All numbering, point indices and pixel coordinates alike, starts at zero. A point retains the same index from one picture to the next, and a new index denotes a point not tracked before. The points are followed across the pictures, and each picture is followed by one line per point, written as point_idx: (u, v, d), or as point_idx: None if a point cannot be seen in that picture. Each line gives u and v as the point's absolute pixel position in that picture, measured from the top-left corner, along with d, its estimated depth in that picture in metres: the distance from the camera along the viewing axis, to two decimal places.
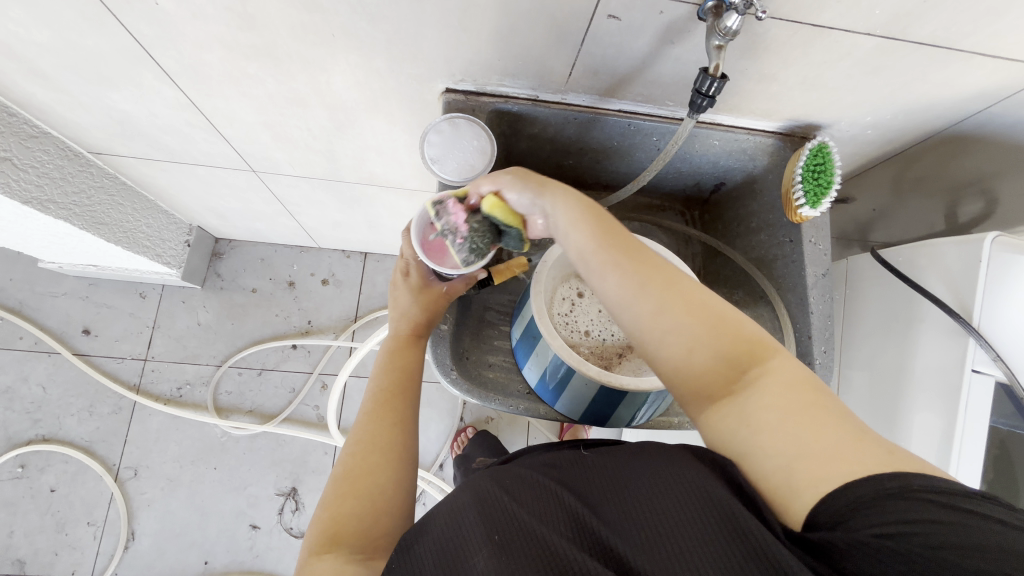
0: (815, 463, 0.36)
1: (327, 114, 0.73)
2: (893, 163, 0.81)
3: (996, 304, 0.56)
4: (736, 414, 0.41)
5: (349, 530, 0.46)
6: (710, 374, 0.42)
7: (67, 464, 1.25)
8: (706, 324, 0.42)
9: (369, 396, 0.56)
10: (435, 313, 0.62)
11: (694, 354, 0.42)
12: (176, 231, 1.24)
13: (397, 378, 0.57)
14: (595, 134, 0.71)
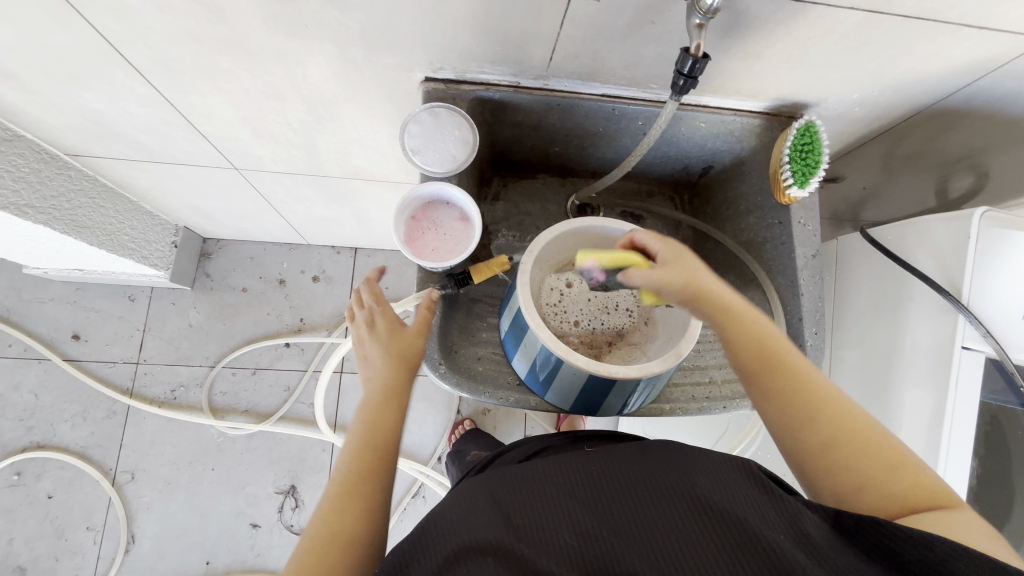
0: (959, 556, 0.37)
1: (306, 107, 0.71)
2: (881, 141, 0.80)
3: (986, 280, 0.55)
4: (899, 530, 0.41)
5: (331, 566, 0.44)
6: (881, 499, 0.43)
7: (63, 470, 1.25)
8: (876, 458, 0.44)
9: (347, 443, 0.53)
10: (408, 371, 0.57)
11: (866, 485, 0.44)
12: (162, 231, 1.22)
13: (370, 438, 0.52)
14: (580, 120, 0.70)
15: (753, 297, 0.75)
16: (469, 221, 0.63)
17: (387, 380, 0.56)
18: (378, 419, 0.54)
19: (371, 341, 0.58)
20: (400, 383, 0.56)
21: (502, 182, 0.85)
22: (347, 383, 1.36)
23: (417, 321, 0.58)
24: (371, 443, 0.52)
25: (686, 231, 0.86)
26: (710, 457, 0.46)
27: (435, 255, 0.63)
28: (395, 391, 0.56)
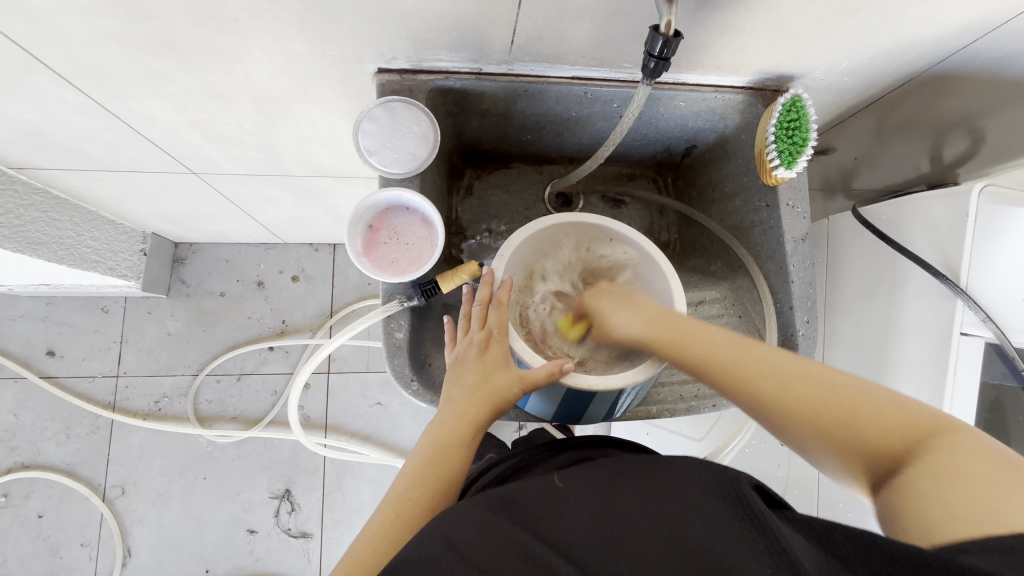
0: (963, 506, 0.33)
1: (255, 107, 0.66)
2: (873, 109, 0.75)
3: (986, 261, 0.52)
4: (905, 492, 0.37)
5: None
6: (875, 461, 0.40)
7: (51, 489, 1.22)
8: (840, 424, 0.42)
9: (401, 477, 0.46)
10: (499, 413, 0.50)
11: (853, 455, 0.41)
12: (129, 240, 1.17)
13: (440, 472, 0.46)
14: (550, 106, 0.65)
15: (742, 284, 0.72)
16: (431, 229, 0.59)
17: (465, 419, 0.48)
18: (447, 459, 0.46)
19: (477, 365, 0.51)
20: (477, 430, 0.48)
21: (475, 174, 0.80)
22: (336, 383, 1.32)
23: (546, 369, 0.50)
24: (437, 486, 0.45)
25: (671, 216, 0.83)
26: (694, 469, 0.43)
27: (397, 268, 0.58)
28: (472, 433, 0.48)
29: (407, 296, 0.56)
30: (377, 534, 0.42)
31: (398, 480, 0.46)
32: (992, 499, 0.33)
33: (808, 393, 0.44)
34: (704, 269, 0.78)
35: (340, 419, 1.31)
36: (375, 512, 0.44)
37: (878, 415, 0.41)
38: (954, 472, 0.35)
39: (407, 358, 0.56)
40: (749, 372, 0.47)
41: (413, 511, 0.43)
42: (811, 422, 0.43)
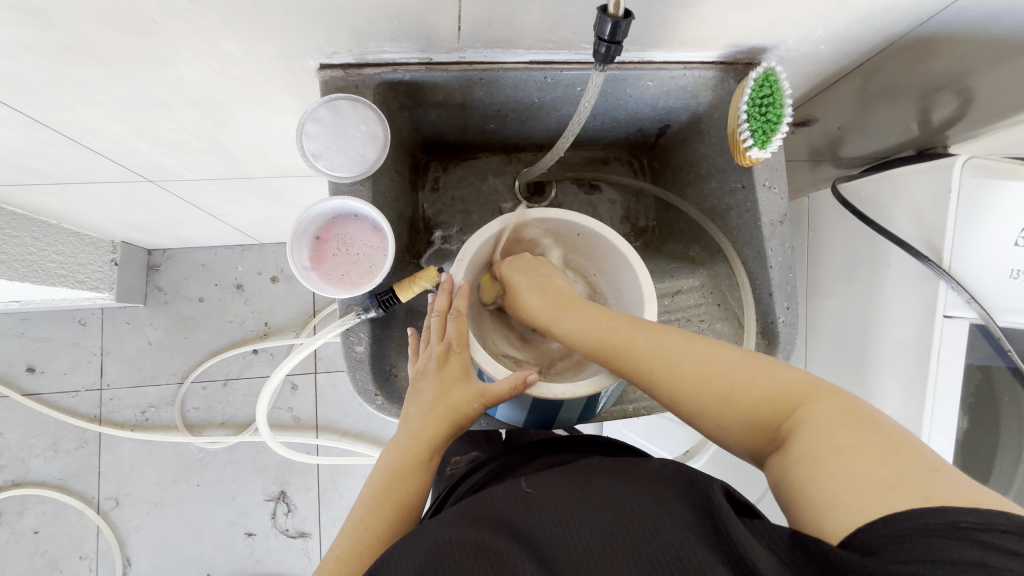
0: (853, 492, 0.34)
1: (198, 110, 0.62)
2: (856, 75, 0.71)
3: (968, 237, 0.50)
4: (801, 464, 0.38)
5: None
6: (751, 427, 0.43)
7: (45, 504, 1.22)
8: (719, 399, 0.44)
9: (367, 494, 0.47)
10: (459, 429, 0.51)
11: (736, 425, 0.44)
12: (97, 251, 1.13)
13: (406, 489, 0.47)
14: (509, 93, 0.62)
15: (721, 270, 0.70)
16: (382, 236, 0.56)
17: (424, 440, 0.49)
18: (404, 482, 0.47)
19: (435, 382, 0.51)
20: (435, 449, 0.49)
21: (441, 167, 0.77)
22: (324, 383, 1.30)
23: (509, 382, 0.51)
24: (397, 510, 0.46)
25: (648, 200, 0.80)
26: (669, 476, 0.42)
27: (348, 281, 0.55)
28: (434, 447, 0.49)
29: (365, 307, 0.54)
30: (334, 567, 0.41)
31: (355, 509, 0.46)
32: (886, 478, 0.34)
33: (707, 377, 0.45)
34: (683, 255, 0.75)
35: (330, 418, 1.29)
36: (332, 544, 0.44)
37: (755, 386, 0.43)
38: (844, 447, 0.36)
39: (370, 372, 0.54)
40: (647, 358, 0.48)
41: (372, 539, 0.44)
42: (705, 400, 0.45)
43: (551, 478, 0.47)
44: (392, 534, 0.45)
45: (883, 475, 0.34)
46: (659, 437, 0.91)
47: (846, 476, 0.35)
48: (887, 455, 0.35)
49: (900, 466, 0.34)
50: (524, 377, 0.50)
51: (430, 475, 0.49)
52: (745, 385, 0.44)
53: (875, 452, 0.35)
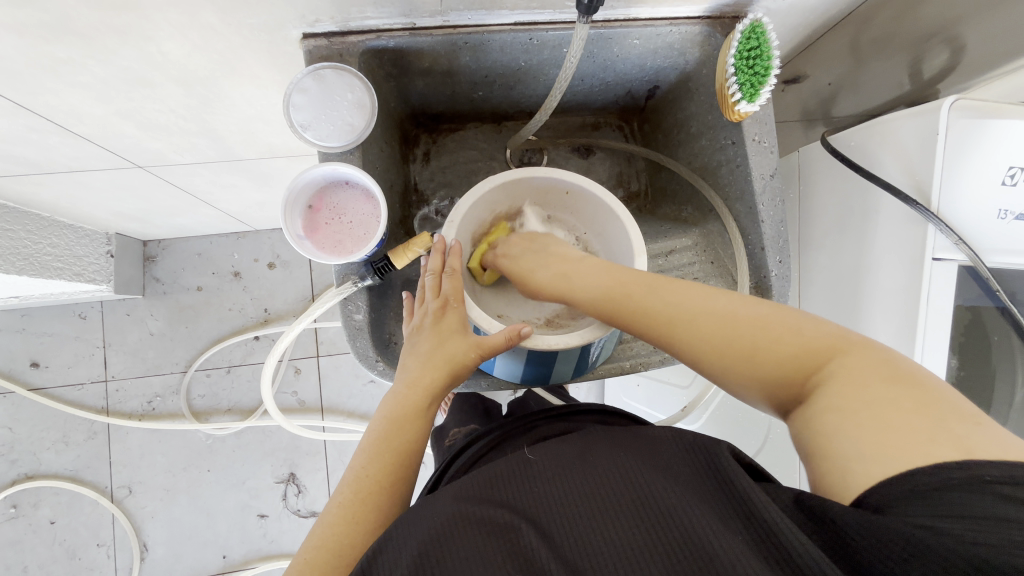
0: (889, 441, 0.34)
1: (184, 88, 0.62)
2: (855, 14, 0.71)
3: (957, 178, 0.50)
4: (823, 418, 0.38)
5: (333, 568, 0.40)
6: (776, 383, 0.42)
7: (59, 495, 1.24)
8: (739, 356, 0.44)
9: (369, 443, 0.48)
10: (456, 379, 0.52)
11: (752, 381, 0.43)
12: (92, 243, 1.13)
13: (408, 445, 0.48)
14: (495, 57, 0.61)
15: (713, 229, 0.70)
16: (374, 203, 0.57)
17: (424, 387, 0.50)
18: (405, 431, 0.48)
19: (432, 334, 0.52)
20: (434, 398, 0.50)
21: (432, 139, 0.76)
22: (327, 366, 1.31)
23: (505, 335, 0.52)
24: (396, 459, 0.47)
25: (639, 163, 0.80)
26: (677, 438, 0.44)
27: (343, 247, 0.56)
28: (434, 402, 0.50)
29: (361, 275, 0.55)
30: (339, 514, 0.43)
31: (356, 458, 0.47)
32: (909, 425, 0.34)
33: (713, 328, 0.45)
34: (675, 217, 0.75)
35: (336, 400, 1.31)
36: (334, 494, 0.45)
37: (780, 341, 0.43)
38: (875, 405, 0.36)
39: (370, 339, 0.55)
40: (661, 316, 0.48)
41: (374, 484, 0.45)
42: (722, 357, 0.45)
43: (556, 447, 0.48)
44: (392, 481, 0.46)
45: (912, 424, 0.34)
46: (658, 400, 0.93)
47: (873, 431, 0.35)
48: (914, 405, 0.35)
49: (924, 413, 0.34)
50: (519, 328, 0.52)
51: (429, 424, 0.50)
52: (747, 329, 0.44)
53: (897, 402, 0.35)
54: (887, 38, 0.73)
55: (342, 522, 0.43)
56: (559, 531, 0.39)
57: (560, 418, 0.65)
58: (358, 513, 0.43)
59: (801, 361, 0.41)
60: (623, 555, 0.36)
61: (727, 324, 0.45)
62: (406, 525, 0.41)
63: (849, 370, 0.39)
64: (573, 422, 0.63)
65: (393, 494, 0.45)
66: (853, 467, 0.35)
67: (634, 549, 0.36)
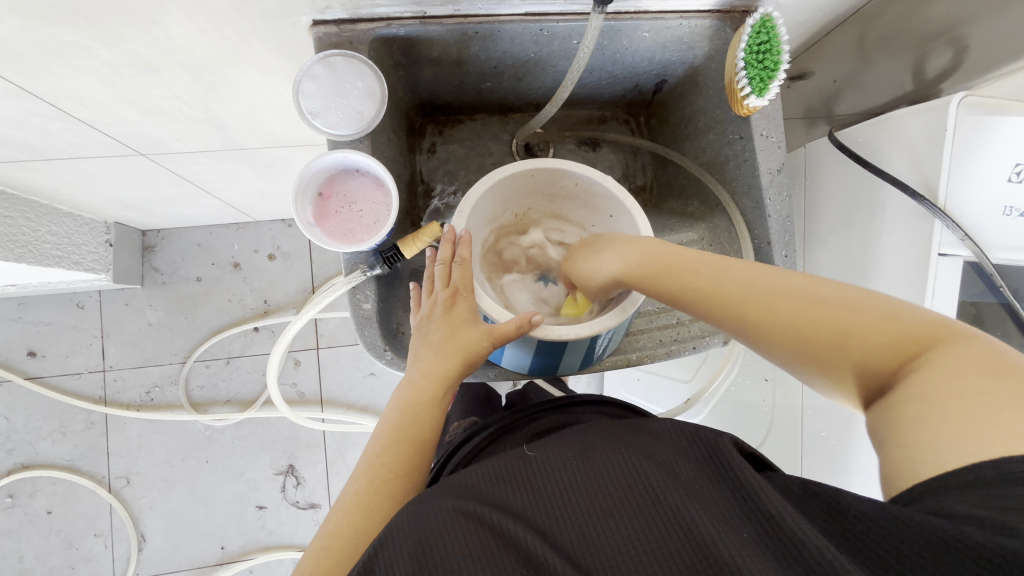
0: (973, 432, 0.32)
1: (190, 74, 0.61)
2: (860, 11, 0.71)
3: (964, 175, 0.50)
4: (908, 404, 0.36)
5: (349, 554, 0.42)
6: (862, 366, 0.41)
7: (56, 485, 1.24)
8: (815, 341, 0.43)
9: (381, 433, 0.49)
10: (469, 367, 0.52)
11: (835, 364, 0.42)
12: (91, 231, 1.12)
13: (419, 434, 0.49)
14: (505, 47, 0.61)
15: (719, 223, 0.70)
16: (385, 191, 0.57)
17: (437, 375, 0.51)
18: (417, 420, 0.49)
19: (443, 323, 0.53)
20: (447, 386, 0.51)
21: (438, 130, 0.76)
22: (326, 358, 1.31)
23: (515, 322, 0.52)
24: (408, 448, 0.48)
25: (645, 157, 0.80)
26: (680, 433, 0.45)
27: (354, 235, 0.57)
28: (445, 390, 0.51)
29: (370, 264, 0.55)
30: (352, 503, 0.45)
31: (370, 446, 0.49)
32: (999, 418, 0.32)
33: (793, 312, 0.44)
34: (681, 212, 0.75)
35: (335, 393, 1.30)
36: (349, 481, 0.47)
37: (868, 326, 0.41)
38: (959, 395, 0.34)
39: (378, 328, 0.56)
40: (734, 295, 0.47)
41: (387, 473, 0.46)
42: (798, 338, 0.43)
43: (556, 441, 0.48)
44: (404, 469, 0.47)
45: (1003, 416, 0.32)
46: (659, 395, 0.93)
47: (958, 421, 0.33)
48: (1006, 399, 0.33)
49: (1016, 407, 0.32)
50: (529, 316, 0.52)
51: (441, 412, 0.51)
52: (828, 314, 0.42)
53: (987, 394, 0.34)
54: (892, 36, 0.73)
55: (356, 511, 0.44)
56: (566, 527, 0.39)
57: (567, 408, 0.65)
58: (370, 502, 0.45)
59: (889, 348, 0.40)
60: (626, 552, 0.37)
61: (810, 308, 0.43)
62: (406, 519, 0.41)
63: (946, 360, 0.37)
64: (579, 412, 0.63)
65: (405, 482, 0.47)
66: (931, 457, 0.34)
67: (636, 549, 0.37)
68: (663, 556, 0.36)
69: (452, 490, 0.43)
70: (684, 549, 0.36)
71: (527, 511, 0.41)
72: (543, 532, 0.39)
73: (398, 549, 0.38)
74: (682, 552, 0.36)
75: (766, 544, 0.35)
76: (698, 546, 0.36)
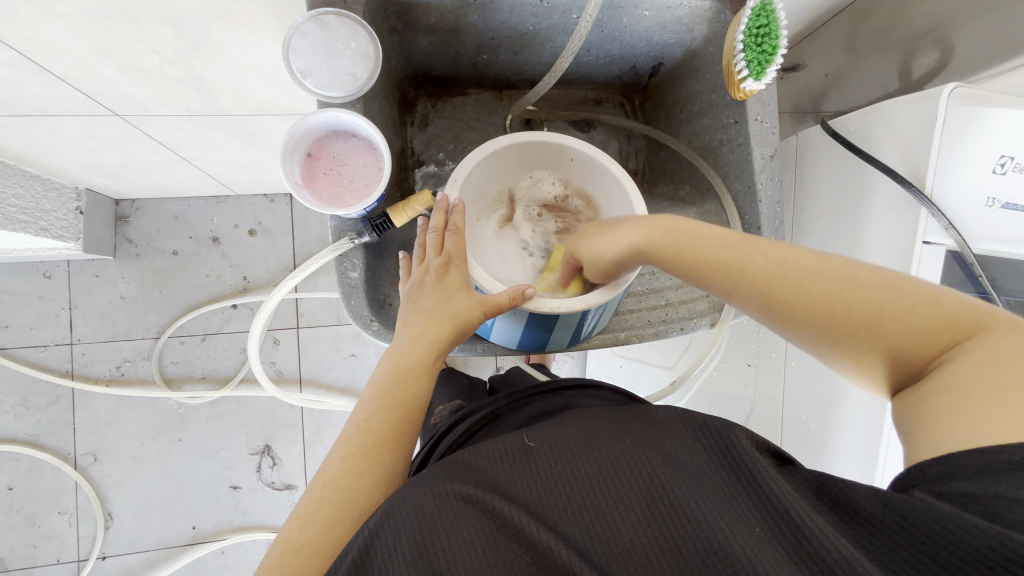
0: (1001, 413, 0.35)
1: (173, 28, 0.58)
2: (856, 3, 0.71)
3: (951, 165, 0.52)
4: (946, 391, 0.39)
5: (337, 520, 0.42)
6: (919, 336, 0.42)
7: (18, 461, 1.19)
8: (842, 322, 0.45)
9: (370, 399, 0.48)
10: (459, 335, 0.52)
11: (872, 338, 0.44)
12: (61, 197, 1.07)
13: (408, 402, 0.48)
14: (504, 17, 0.60)
15: (710, 209, 0.71)
16: (376, 155, 0.56)
17: (428, 341, 0.51)
18: (407, 386, 0.49)
19: (435, 290, 0.53)
20: (437, 352, 0.51)
21: (430, 103, 0.74)
22: (307, 338, 1.28)
23: (509, 294, 0.52)
24: (398, 416, 0.47)
25: (638, 141, 0.80)
26: (683, 423, 0.45)
27: (343, 198, 0.56)
28: (435, 358, 0.51)
29: (358, 232, 0.54)
30: (340, 469, 0.44)
31: (357, 412, 0.48)
32: (1021, 410, 0.35)
33: (830, 297, 0.45)
34: (672, 196, 0.76)
35: (316, 373, 1.28)
36: (335, 447, 0.46)
37: (907, 315, 0.42)
38: (995, 393, 0.36)
39: (365, 298, 0.54)
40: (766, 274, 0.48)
41: (375, 440, 0.46)
42: (834, 316, 0.45)
43: (558, 427, 0.48)
44: (393, 436, 0.47)
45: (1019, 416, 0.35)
46: (640, 381, 0.94)
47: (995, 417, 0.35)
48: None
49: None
50: (522, 288, 0.52)
51: (432, 380, 0.51)
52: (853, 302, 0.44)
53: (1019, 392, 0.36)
54: (883, 32, 0.74)
55: (342, 478, 0.44)
56: (572, 519, 0.39)
57: (557, 391, 0.65)
58: (358, 470, 0.44)
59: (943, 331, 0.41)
60: (639, 548, 0.37)
61: (846, 298, 0.44)
62: (407, 502, 0.40)
63: (985, 351, 0.39)
64: (575, 396, 0.63)
65: (394, 450, 0.46)
66: (953, 447, 0.36)
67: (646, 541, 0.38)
68: (674, 549, 0.37)
69: (452, 475, 0.43)
70: (694, 542, 0.37)
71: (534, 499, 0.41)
72: (547, 522, 0.39)
73: (399, 535, 0.38)
74: (690, 548, 0.37)
75: (774, 541, 0.36)
76: (709, 539, 0.37)
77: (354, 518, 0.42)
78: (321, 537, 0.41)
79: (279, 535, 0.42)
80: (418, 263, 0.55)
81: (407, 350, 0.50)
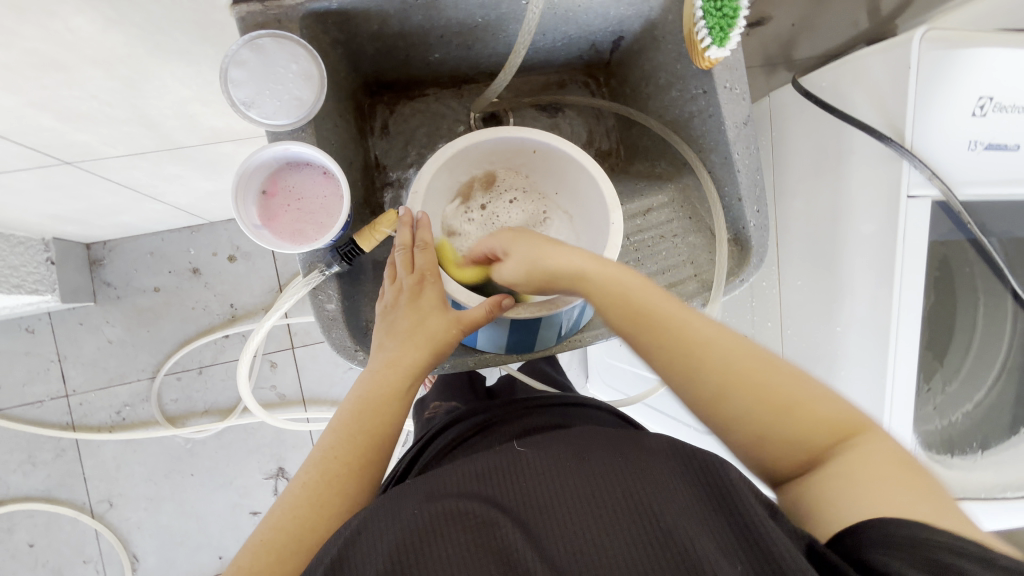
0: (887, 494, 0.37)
1: (104, 70, 0.55)
2: None
3: (930, 109, 0.50)
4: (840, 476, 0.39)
5: (290, 550, 0.41)
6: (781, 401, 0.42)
7: (34, 518, 1.19)
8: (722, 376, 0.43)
9: (340, 425, 0.47)
10: (437, 356, 0.51)
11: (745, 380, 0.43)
12: (28, 251, 1.04)
13: (380, 432, 0.48)
14: (451, 13, 0.57)
15: (690, 183, 0.70)
16: (335, 182, 0.54)
17: (403, 366, 0.50)
18: (378, 413, 0.48)
19: (408, 311, 0.51)
20: (414, 378, 0.50)
21: (388, 110, 0.71)
22: (304, 357, 1.27)
23: (485, 308, 0.52)
24: (367, 443, 0.47)
25: (608, 120, 0.77)
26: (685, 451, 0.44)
27: (305, 231, 0.54)
28: (411, 383, 0.50)
29: (327, 262, 0.52)
30: (302, 495, 0.44)
31: (324, 437, 0.47)
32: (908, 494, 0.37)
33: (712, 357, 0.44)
34: (649, 173, 0.74)
35: (318, 391, 1.27)
36: (301, 471, 0.46)
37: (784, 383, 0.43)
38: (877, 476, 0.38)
39: (344, 329, 0.53)
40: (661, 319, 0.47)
41: (341, 467, 0.45)
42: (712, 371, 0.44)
43: (554, 444, 0.47)
44: (363, 463, 0.46)
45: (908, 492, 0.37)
46: (642, 358, 0.93)
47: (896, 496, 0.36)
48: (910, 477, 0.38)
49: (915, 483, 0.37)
50: (500, 299, 0.52)
51: (405, 405, 0.50)
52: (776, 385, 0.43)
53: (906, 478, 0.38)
54: None
55: (303, 505, 0.43)
56: (552, 534, 0.38)
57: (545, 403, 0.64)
58: (321, 497, 0.44)
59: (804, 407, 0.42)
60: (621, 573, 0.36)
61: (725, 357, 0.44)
62: (382, 515, 0.40)
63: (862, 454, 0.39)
64: (564, 412, 0.63)
65: (361, 480, 0.46)
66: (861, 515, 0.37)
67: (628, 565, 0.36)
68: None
69: (435, 487, 0.42)
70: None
71: (517, 511, 0.40)
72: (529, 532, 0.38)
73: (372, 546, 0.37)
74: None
75: None
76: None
77: (309, 546, 0.42)
78: (274, 566, 0.40)
79: (233, 560, 0.42)
80: (393, 282, 0.54)
81: (383, 376, 0.49)
